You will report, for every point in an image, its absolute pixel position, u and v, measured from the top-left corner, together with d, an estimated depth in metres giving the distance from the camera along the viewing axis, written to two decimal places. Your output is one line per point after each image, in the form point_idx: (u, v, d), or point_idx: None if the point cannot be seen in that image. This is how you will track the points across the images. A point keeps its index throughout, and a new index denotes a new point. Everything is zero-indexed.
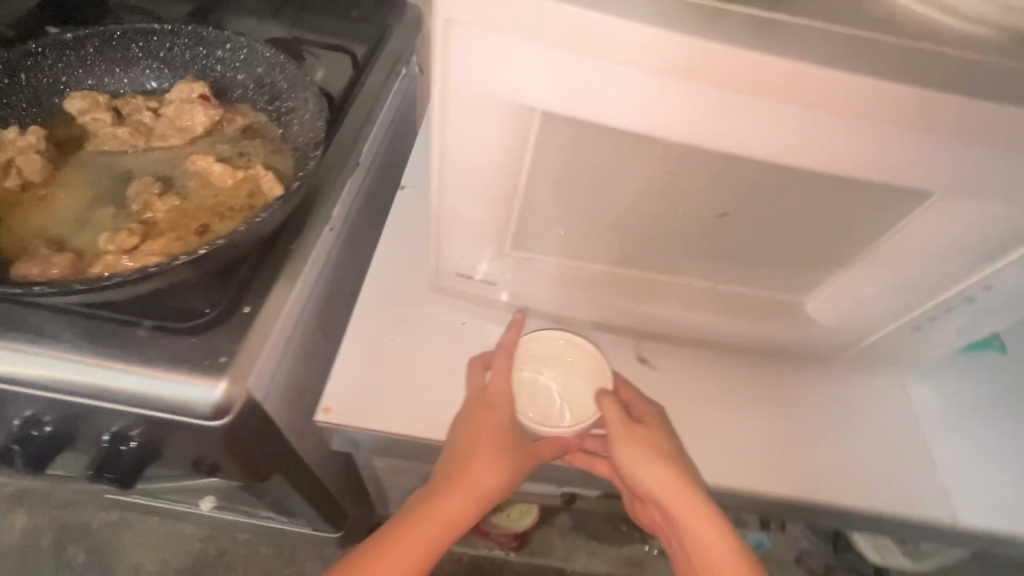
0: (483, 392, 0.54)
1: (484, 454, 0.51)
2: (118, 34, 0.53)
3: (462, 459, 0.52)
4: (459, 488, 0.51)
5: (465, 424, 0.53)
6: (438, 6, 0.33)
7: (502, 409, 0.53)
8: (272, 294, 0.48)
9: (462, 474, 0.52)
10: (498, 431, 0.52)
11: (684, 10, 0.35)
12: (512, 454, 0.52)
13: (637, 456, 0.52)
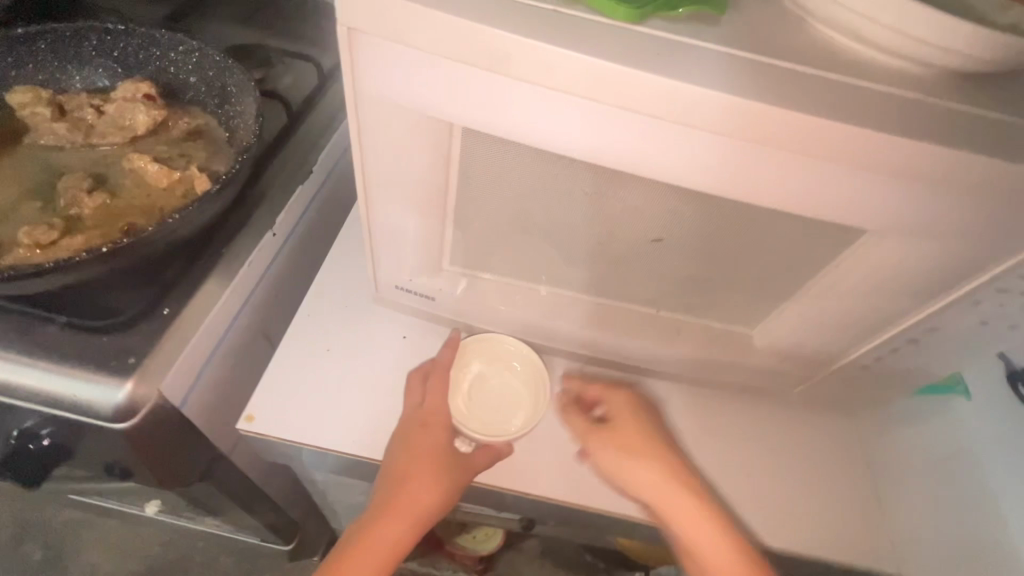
0: (417, 409, 0.53)
1: (415, 478, 0.50)
2: (71, 32, 0.54)
3: (393, 484, 0.51)
4: (391, 516, 0.50)
5: (399, 446, 0.52)
6: (339, 15, 0.33)
7: (434, 430, 0.52)
8: (197, 297, 0.48)
9: (394, 501, 0.50)
10: (428, 454, 0.51)
11: (595, 30, 0.34)
12: (445, 476, 0.51)
13: (626, 462, 0.51)
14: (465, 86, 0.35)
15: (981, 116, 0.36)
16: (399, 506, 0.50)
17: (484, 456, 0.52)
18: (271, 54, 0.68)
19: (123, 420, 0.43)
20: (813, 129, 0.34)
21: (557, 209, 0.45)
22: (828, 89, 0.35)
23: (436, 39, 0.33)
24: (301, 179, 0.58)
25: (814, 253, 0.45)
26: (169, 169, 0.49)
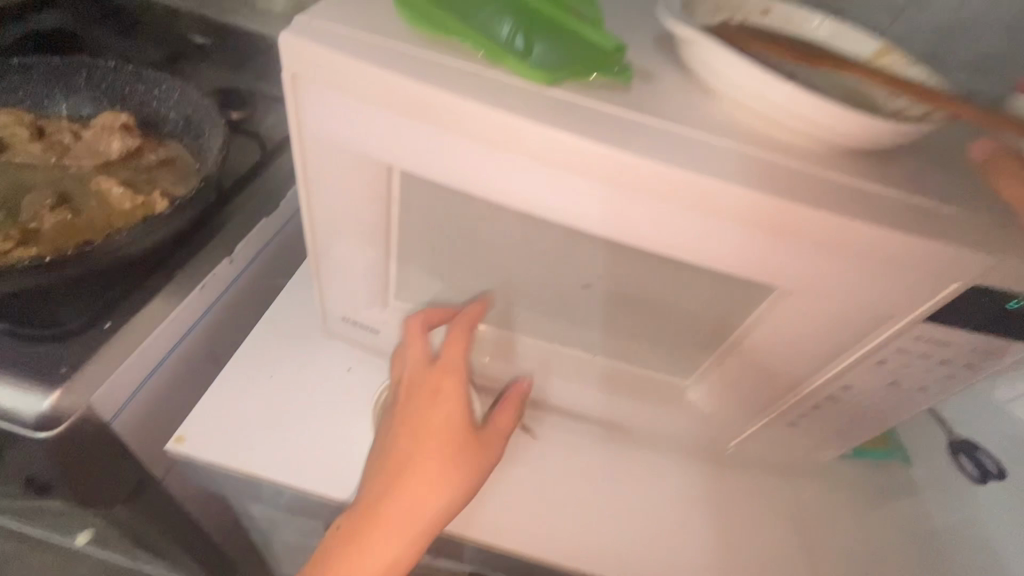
0: (428, 374, 0.51)
1: (430, 455, 0.47)
2: (63, 65, 0.59)
3: (403, 469, 0.46)
4: (396, 508, 0.45)
5: (406, 423, 0.49)
6: (283, 62, 0.37)
7: (448, 401, 0.49)
8: (140, 315, 0.50)
9: (400, 488, 0.46)
10: (441, 430, 0.48)
11: (515, 91, 0.38)
12: (462, 455, 0.47)
13: None
14: (394, 130, 0.38)
15: (863, 189, 0.39)
16: (407, 496, 0.45)
17: (505, 419, 0.52)
18: (255, 97, 0.73)
19: (45, 429, 0.44)
20: (706, 189, 0.37)
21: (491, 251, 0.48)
22: (720, 157, 0.39)
23: (369, 88, 0.37)
24: (263, 212, 0.61)
25: (732, 308, 0.48)
26: (134, 193, 0.53)
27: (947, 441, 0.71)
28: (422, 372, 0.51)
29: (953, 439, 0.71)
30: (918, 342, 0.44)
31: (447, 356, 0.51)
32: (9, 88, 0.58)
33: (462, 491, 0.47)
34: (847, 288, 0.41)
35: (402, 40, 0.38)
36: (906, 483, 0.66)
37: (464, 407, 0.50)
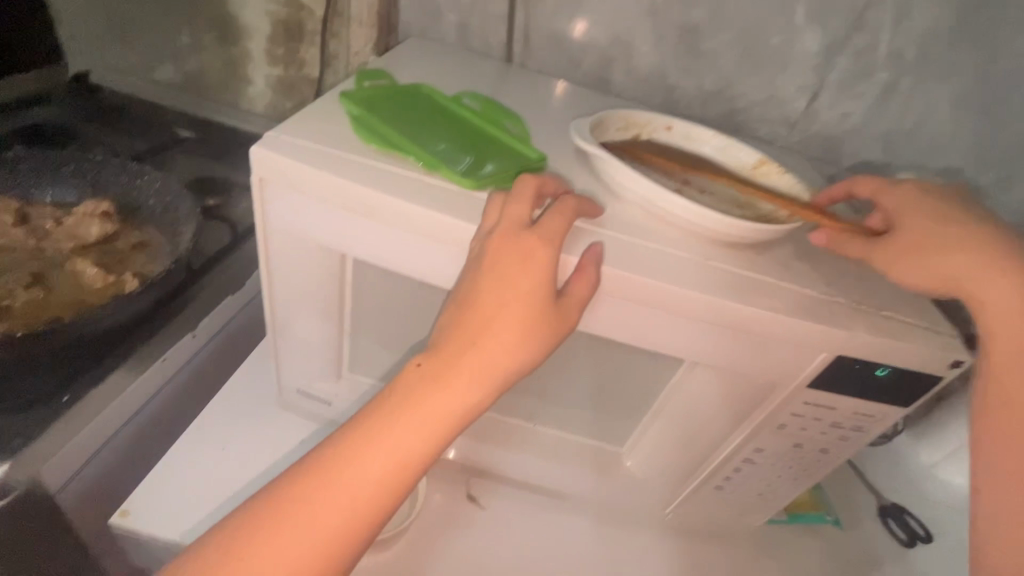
0: (521, 236, 0.41)
1: (510, 323, 0.39)
2: (54, 159, 0.65)
3: (477, 335, 0.39)
4: (458, 385, 0.38)
5: (485, 279, 0.40)
6: (252, 168, 0.44)
7: (541, 265, 0.40)
8: (99, 387, 0.52)
9: (467, 355, 0.39)
10: (524, 297, 0.39)
11: (449, 193, 0.45)
12: (543, 328, 0.40)
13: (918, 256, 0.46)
14: (345, 224, 0.45)
15: (743, 276, 0.47)
16: (471, 367, 0.38)
17: (584, 288, 0.43)
18: (230, 186, 0.80)
19: None
20: (615, 276, 0.44)
21: (545, 181, 0.45)
22: (623, 249, 0.46)
23: (326, 190, 0.43)
24: (230, 290, 0.66)
25: (653, 375, 0.54)
26: (106, 273, 0.57)
27: (878, 505, 0.75)
28: (517, 225, 0.41)
29: (883, 503, 0.75)
30: (812, 405, 0.50)
31: (546, 226, 0.42)
32: None
33: (529, 366, 0.40)
34: (741, 359, 0.47)
35: (354, 151, 0.46)
36: (843, 546, 0.69)
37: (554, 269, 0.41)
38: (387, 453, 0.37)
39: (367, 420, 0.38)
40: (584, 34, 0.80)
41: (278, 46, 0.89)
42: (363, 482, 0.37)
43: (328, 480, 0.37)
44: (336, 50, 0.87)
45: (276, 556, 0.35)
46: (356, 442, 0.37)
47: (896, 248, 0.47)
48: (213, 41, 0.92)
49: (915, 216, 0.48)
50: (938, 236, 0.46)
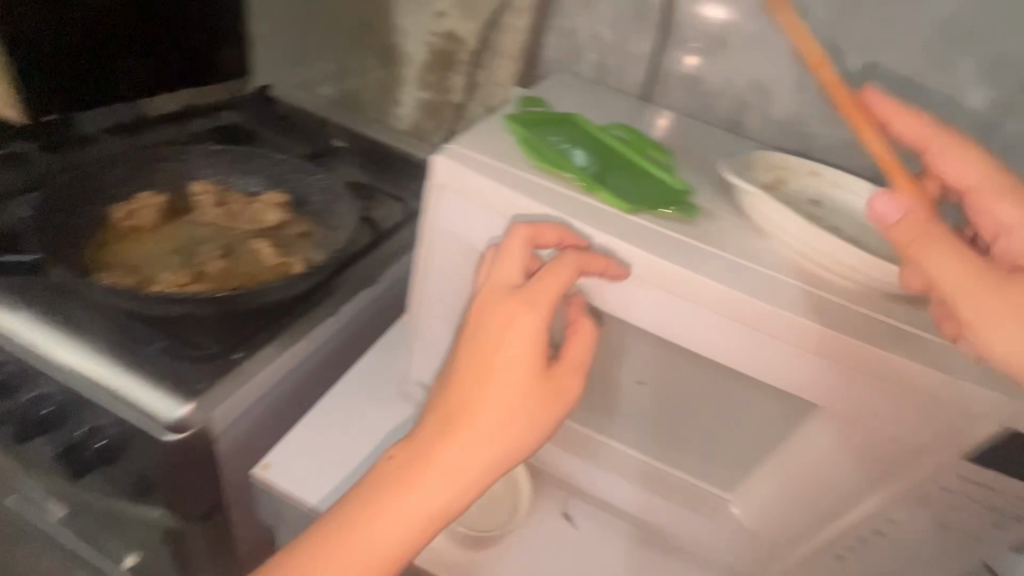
0: (507, 304, 0.43)
1: (497, 393, 0.41)
2: (246, 153, 0.75)
3: (463, 430, 0.41)
4: (449, 454, 0.41)
5: (474, 354, 0.43)
6: (432, 174, 0.50)
7: (530, 352, 0.42)
8: (264, 351, 0.59)
9: (456, 429, 0.41)
10: (513, 370, 0.42)
11: (604, 217, 0.48)
12: (534, 397, 0.42)
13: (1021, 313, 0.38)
14: (505, 233, 0.49)
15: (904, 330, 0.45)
16: (456, 448, 0.41)
17: (579, 350, 0.46)
18: (375, 193, 0.88)
19: (177, 430, 0.52)
20: (753, 306, 0.45)
21: (539, 229, 0.46)
22: (768, 284, 0.46)
23: (494, 199, 0.48)
24: (367, 284, 0.71)
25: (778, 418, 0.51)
26: (280, 254, 0.66)
27: None
28: (506, 309, 0.43)
29: None
30: (961, 481, 0.45)
31: (532, 290, 0.43)
32: (201, 165, 0.73)
33: (525, 438, 0.42)
34: (888, 415, 0.45)
35: (522, 168, 0.50)
36: None
37: (543, 343, 0.43)
38: (378, 543, 0.40)
39: (377, 480, 0.42)
40: (724, 79, 0.81)
41: (431, 73, 0.98)
42: (370, 550, 0.40)
43: (341, 543, 0.40)
44: (482, 80, 0.95)
45: None
46: (361, 513, 0.41)
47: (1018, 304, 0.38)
48: (375, 66, 1.04)
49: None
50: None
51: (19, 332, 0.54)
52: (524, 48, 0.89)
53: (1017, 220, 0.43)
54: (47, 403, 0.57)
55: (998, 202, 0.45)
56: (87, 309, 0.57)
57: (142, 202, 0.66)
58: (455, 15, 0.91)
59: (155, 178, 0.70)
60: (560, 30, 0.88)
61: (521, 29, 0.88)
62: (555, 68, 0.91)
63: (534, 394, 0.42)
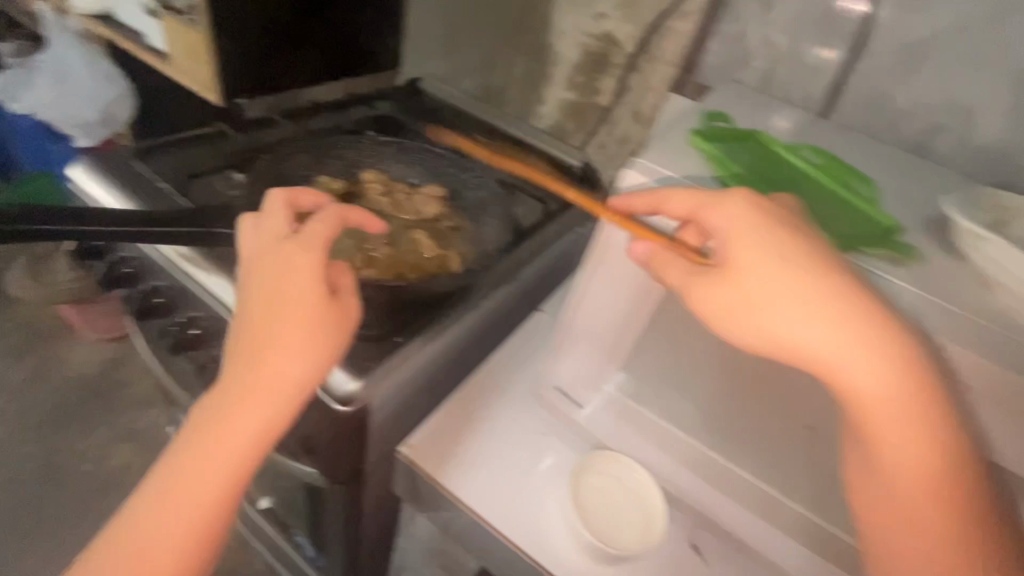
0: (282, 249, 0.48)
1: (290, 333, 0.45)
2: (409, 147, 0.81)
3: (237, 363, 0.46)
4: (261, 395, 0.45)
5: (259, 297, 0.47)
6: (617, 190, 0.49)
7: (257, 283, 0.47)
8: (422, 337, 0.62)
9: (260, 369, 0.45)
10: (291, 309, 0.46)
11: (808, 247, 0.44)
12: (312, 332, 0.46)
13: (782, 320, 0.39)
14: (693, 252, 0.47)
15: None
16: (265, 384, 0.45)
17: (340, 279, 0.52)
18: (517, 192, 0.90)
19: (345, 403, 0.55)
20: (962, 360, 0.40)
21: (299, 197, 0.53)
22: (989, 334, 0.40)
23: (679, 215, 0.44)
24: (511, 280, 0.70)
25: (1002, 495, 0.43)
26: (437, 246, 0.69)
27: None
28: (267, 267, 0.48)
29: None
30: None
31: (306, 236, 0.49)
32: (373, 155, 0.78)
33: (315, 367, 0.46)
34: None
35: (716, 188, 0.48)
36: None
37: (319, 282, 0.47)
38: (200, 493, 0.44)
39: (200, 426, 0.45)
40: (916, 99, 0.72)
41: (580, 74, 0.98)
42: (200, 490, 0.44)
43: (177, 487, 0.44)
44: (634, 84, 0.93)
45: (146, 547, 0.44)
46: (185, 460, 0.45)
47: (781, 315, 0.39)
48: (524, 64, 1.05)
49: (773, 263, 0.39)
50: (762, 282, 0.40)
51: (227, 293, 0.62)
52: (685, 54, 0.86)
53: (728, 222, 0.41)
54: None
55: (729, 209, 0.42)
56: None
57: (321, 186, 0.70)
58: (616, 17, 0.90)
59: (334, 163, 0.75)
60: (730, 34, 0.82)
61: (686, 34, 0.84)
62: (715, 75, 0.86)
63: (289, 316, 0.46)
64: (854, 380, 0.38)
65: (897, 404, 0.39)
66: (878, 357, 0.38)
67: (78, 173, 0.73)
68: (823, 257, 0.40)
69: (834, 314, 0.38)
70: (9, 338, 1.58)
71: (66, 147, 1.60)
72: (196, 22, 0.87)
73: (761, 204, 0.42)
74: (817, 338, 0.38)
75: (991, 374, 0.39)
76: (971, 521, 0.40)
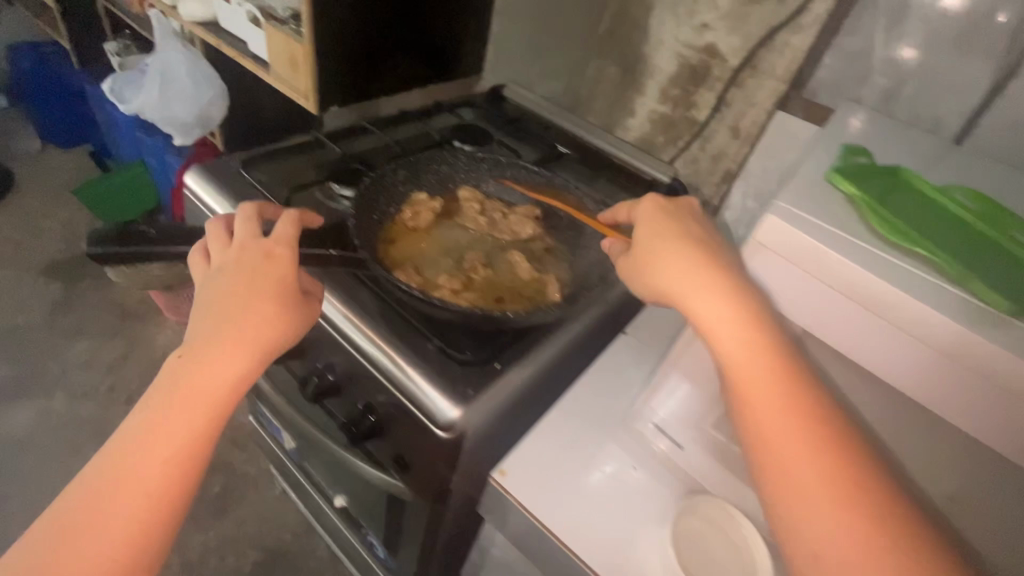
0: (262, 240, 0.56)
1: (262, 304, 0.53)
2: (503, 162, 0.79)
3: (207, 324, 0.52)
4: (230, 358, 0.51)
5: (235, 276, 0.54)
6: (754, 233, 0.46)
7: (236, 267, 0.54)
8: (519, 364, 0.61)
9: (229, 333, 0.51)
10: (266, 285, 0.54)
11: (972, 313, 0.40)
12: (282, 306, 0.54)
13: (681, 287, 0.48)
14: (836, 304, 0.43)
15: None
16: (232, 348, 0.51)
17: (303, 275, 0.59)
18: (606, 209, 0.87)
19: (446, 430, 0.55)
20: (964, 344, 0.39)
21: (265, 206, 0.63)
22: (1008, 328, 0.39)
23: (828, 268, 0.43)
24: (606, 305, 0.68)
25: None
26: (534, 270, 0.68)
27: None
28: (239, 256, 0.55)
29: None
30: None
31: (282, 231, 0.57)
32: (468, 171, 0.79)
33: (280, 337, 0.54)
34: None
35: (862, 239, 0.45)
36: None
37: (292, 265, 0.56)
38: (170, 442, 0.48)
39: (165, 390, 0.50)
40: None
41: (676, 87, 0.94)
42: (163, 451, 0.48)
43: (140, 449, 0.48)
44: (735, 98, 0.88)
45: (108, 510, 0.46)
46: (151, 423, 0.49)
47: (666, 270, 0.50)
48: (615, 75, 1.02)
49: (664, 245, 0.52)
50: (657, 251, 0.52)
51: (332, 311, 0.63)
52: (796, 69, 0.80)
53: (642, 223, 0.56)
54: (333, 370, 0.66)
55: (644, 212, 0.57)
56: (381, 299, 0.64)
57: (420, 204, 0.71)
58: (722, 28, 0.85)
59: (431, 180, 0.76)
60: (844, 50, 0.78)
61: (801, 48, 0.79)
62: (826, 91, 0.82)
63: (268, 289, 0.54)
64: (711, 322, 0.46)
65: (762, 361, 0.44)
66: (736, 310, 0.45)
67: (193, 181, 0.77)
68: (709, 246, 0.52)
69: (707, 275, 0.48)
70: (101, 318, 1.66)
71: (161, 143, 1.69)
72: (301, 34, 0.88)
73: (667, 210, 0.56)
74: (709, 296, 0.47)
75: (930, 335, 0.40)
76: (865, 495, 0.39)
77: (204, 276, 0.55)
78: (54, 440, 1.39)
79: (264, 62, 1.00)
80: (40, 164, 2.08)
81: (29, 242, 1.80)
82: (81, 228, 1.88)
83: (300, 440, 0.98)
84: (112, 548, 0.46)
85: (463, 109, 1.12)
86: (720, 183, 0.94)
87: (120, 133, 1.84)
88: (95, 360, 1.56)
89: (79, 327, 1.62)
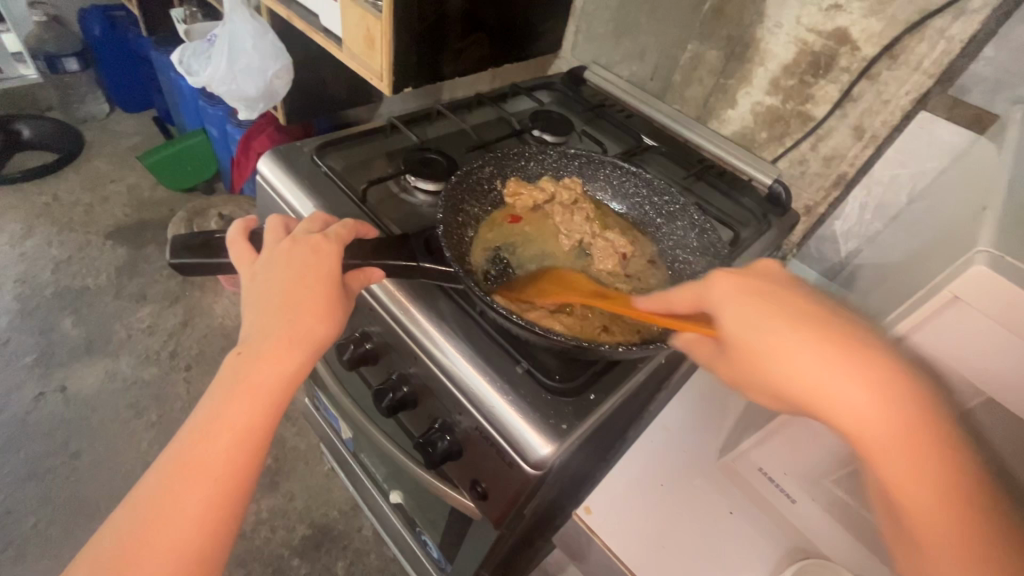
0: (312, 235, 0.51)
1: (315, 301, 0.48)
2: (595, 161, 0.75)
3: (256, 322, 0.47)
4: (283, 358, 0.46)
5: (281, 270, 0.49)
6: (944, 284, 0.40)
7: (284, 262, 0.49)
8: (612, 395, 0.56)
9: (280, 331, 0.47)
10: (315, 279, 0.49)
11: None
12: (334, 304, 0.49)
13: (807, 368, 0.38)
14: None
15: None
16: (278, 348, 0.46)
17: (354, 279, 0.53)
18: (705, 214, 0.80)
19: (535, 466, 0.50)
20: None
21: None
22: None
23: None
24: None
25: None
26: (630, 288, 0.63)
27: None
28: (287, 250, 0.50)
29: None
30: None
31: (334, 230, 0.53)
32: (557, 169, 0.75)
33: (329, 334, 0.49)
34: None
35: None
36: None
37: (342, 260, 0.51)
38: (223, 443, 0.45)
39: (220, 393, 0.46)
40: None
41: (789, 77, 0.84)
42: (219, 457, 0.45)
43: (195, 454, 0.44)
44: (862, 93, 0.78)
45: (165, 522, 0.43)
46: (206, 429, 0.45)
47: (783, 367, 0.39)
48: (716, 60, 0.91)
49: (761, 317, 0.41)
50: (765, 343, 0.40)
51: (412, 322, 0.58)
52: (948, 61, 0.70)
53: (730, 303, 0.43)
54: (408, 382, 0.62)
55: (730, 291, 0.44)
56: (462, 312, 0.59)
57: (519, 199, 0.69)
58: (858, 10, 0.74)
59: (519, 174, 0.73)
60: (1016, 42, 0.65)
61: (958, 39, 0.68)
62: (982, 89, 0.68)
63: (317, 284, 0.48)
64: (861, 419, 0.37)
65: (932, 490, 0.35)
66: (897, 430, 0.36)
67: (265, 167, 0.73)
68: (834, 321, 0.40)
69: (851, 375, 0.37)
70: (163, 284, 1.68)
71: (223, 113, 1.67)
72: (378, 7, 0.82)
73: (757, 284, 0.43)
74: (861, 412, 0.37)
75: (998, 308, 0.38)
76: None
77: (251, 273, 0.51)
78: (120, 403, 1.42)
79: (336, 37, 0.95)
80: (106, 128, 2.12)
81: (98, 206, 1.84)
82: (145, 194, 1.90)
83: (359, 434, 0.96)
84: (176, 559, 0.42)
85: (540, 91, 1.04)
86: (831, 188, 0.86)
87: (181, 102, 1.83)
88: (158, 325, 1.58)
89: (143, 292, 1.65)
